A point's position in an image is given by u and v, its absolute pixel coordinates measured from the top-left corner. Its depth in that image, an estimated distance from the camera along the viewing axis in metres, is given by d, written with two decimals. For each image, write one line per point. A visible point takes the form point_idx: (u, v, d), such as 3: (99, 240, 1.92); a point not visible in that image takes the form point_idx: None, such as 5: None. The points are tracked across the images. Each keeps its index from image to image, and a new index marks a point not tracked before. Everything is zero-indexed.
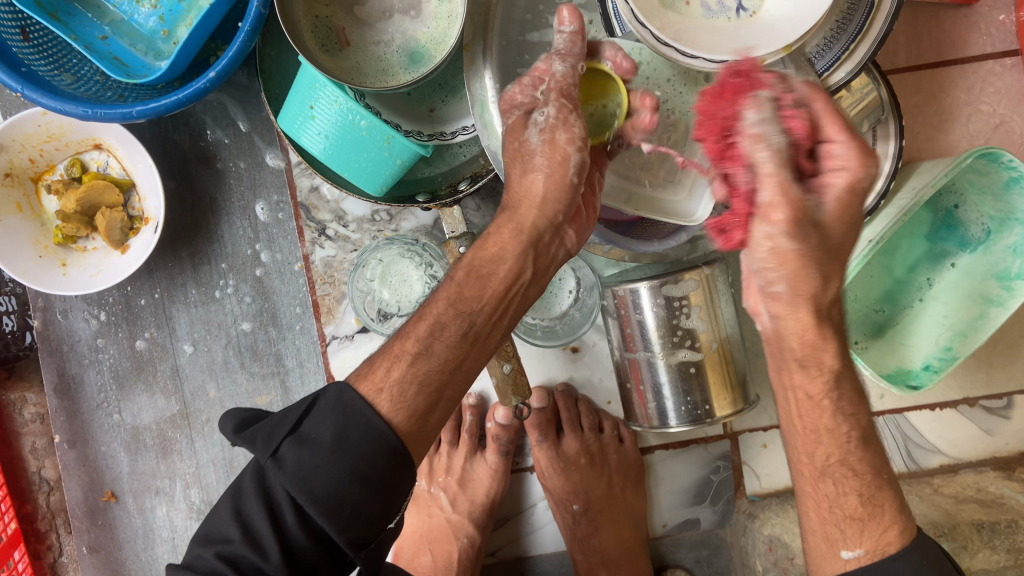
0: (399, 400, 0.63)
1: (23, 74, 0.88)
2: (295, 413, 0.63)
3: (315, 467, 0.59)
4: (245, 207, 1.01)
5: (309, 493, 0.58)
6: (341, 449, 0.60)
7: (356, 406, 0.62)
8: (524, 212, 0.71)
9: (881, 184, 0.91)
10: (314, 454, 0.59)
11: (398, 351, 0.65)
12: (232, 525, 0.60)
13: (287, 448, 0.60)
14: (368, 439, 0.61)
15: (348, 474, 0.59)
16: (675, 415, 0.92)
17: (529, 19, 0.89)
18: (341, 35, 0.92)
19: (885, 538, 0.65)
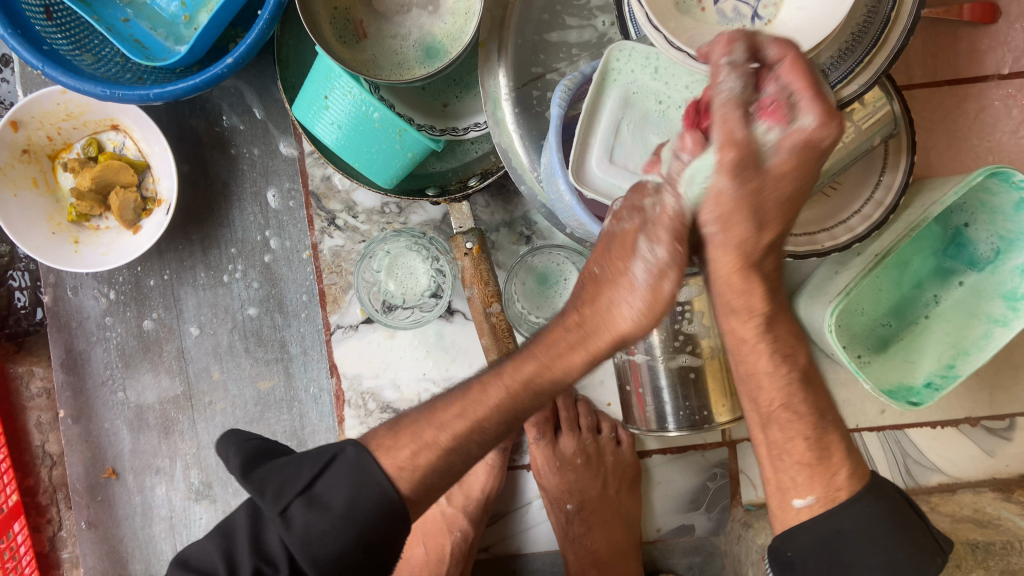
0: (419, 482, 0.66)
1: (44, 52, 0.89)
2: (309, 472, 0.66)
3: (322, 531, 0.63)
4: (257, 193, 1.02)
5: (312, 555, 0.63)
6: (351, 517, 0.64)
7: (374, 472, 0.65)
8: (602, 342, 0.66)
9: (890, 198, 0.92)
10: (323, 518, 0.63)
11: (430, 438, 0.67)
12: (220, 565, 0.65)
13: (297, 508, 0.64)
14: (377, 506, 0.65)
15: (351, 539, 0.63)
16: (673, 419, 0.93)
17: (545, 19, 0.90)
18: (359, 28, 0.93)
19: (835, 483, 0.74)
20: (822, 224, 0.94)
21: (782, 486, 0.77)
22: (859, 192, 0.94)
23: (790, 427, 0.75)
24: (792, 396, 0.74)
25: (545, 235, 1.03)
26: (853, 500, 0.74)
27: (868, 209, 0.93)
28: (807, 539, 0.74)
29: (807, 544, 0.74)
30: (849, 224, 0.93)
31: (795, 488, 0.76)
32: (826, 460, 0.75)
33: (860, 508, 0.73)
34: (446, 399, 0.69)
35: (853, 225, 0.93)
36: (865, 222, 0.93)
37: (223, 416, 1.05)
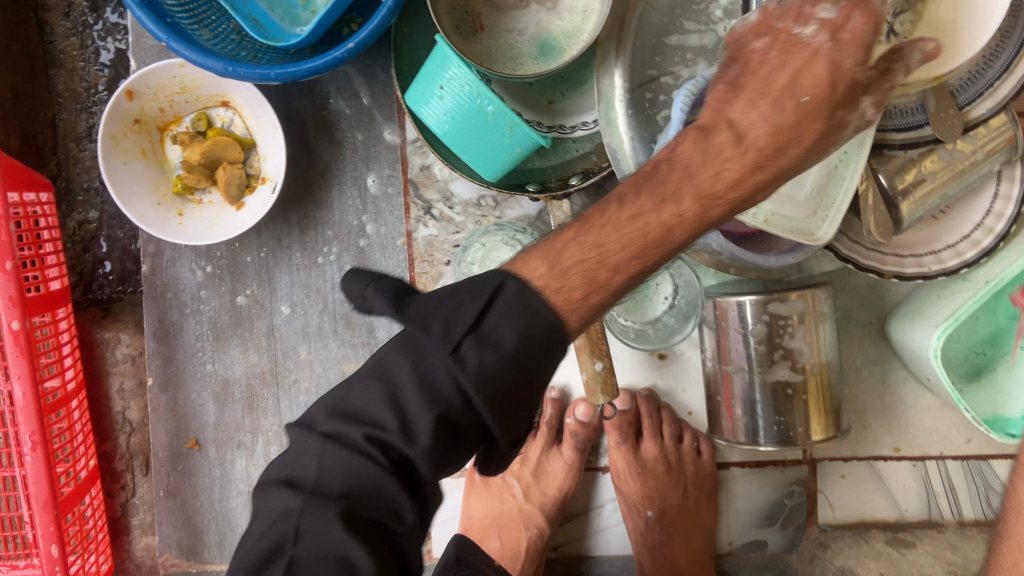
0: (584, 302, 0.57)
1: (168, 24, 0.90)
2: (474, 307, 0.57)
3: (496, 371, 0.55)
4: (357, 178, 1.03)
5: (484, 391, 0.55)
6: (522, 353, 0.56)
7: (541, 308, 0.56)
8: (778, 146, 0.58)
9: (1001, 225, 0.89)
10: (495, 358, 0.55)
11: (604, 281, 0.58)
12: (387, 411, 0.57)
13: (469, 347, 0.56)
14: (546, 337, 0.56)
15: (522, 378, 0.56)
16: (764, 434, 0.91)
17: (665, 22, 0.89)
18: (476, 20, 0.93)
19: None
20: (929, 246, 0.92)
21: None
22: (968, 217, 0.92)
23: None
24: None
25: None
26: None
27: (977, 234, 0.91)
28: None
29: None
30: (957, 248, 0.91)
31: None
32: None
33: None
34: (596, 227, 0.59)
35: (962, 250, 0.91)
36: (975, 247, 0.91)
37: (307, 395, 1.06)
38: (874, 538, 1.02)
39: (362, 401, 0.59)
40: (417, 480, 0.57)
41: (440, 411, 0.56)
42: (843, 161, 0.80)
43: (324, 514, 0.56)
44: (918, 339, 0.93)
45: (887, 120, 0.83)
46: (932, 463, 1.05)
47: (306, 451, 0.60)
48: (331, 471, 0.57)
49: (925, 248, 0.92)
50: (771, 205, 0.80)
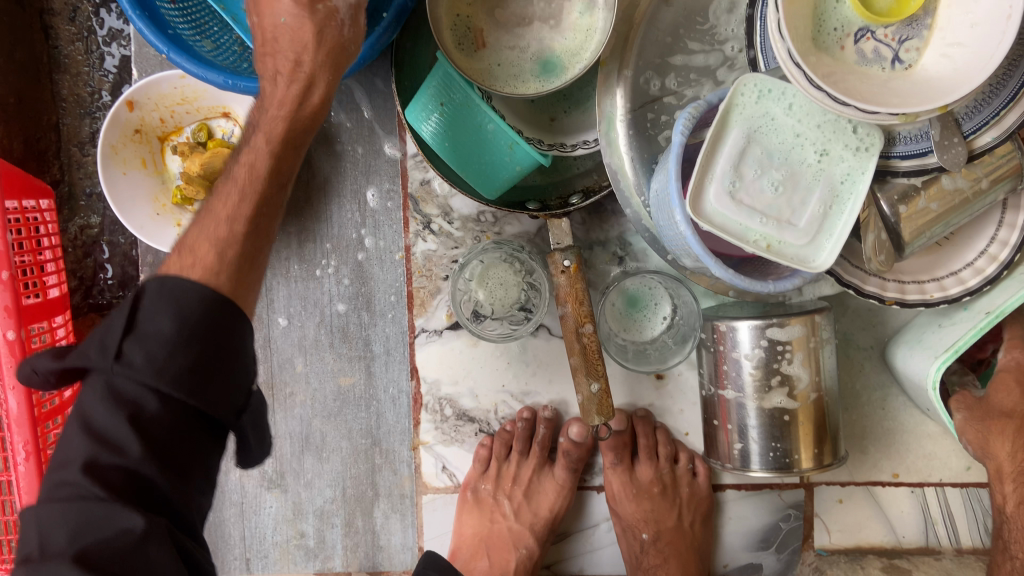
0: (219, 262, 0.64)
1: (169, 35, 0.90)
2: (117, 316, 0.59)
3: (165, 357, 0.57)
4: (357, 192, 1.02)
5: (166, 377, 0.57)
6: (186, 332, 0.58)
7: (187, 289, 0.60)
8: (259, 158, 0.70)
9: (1005, 253, 0.88)
10: (161, 346, 0.58)
11: (229, 239, 0.66)
12: (117, 438, 0.57)
13: (130, 347, 0.58)
14: (201, 306, 0.60)
15: (195, 360, 0.58)
16: (759, 460, 0.90)
17: (668, 42, 0.89)
18: (478, 36, 0.91)
19: None
20: (932, 273, 0.91)
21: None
22: (972, 244, 0.90)
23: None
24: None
25: (639, 258, 1.02)
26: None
27: (980, 261, 0.90)
28: None
29: None
30: (960, 276, 0.91)
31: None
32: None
33: None
34: (216, 199, 0.69)
35: (964, 277, 0.90)
36: (978, 275, 0.90)
37: (302, 408, 1.06)
38: (870, 564, 1.00)
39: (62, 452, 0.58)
40: (135, 530, 0.55)
41: (134, 415, 0.57)
42: (845, 190, 0.80)
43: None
44: (918, 368, 0.93)
45: (891, 146, 0.82)
46: (931, 490, 1.04)
47: (28, 528, 0.57)
48: (55, 526, 0.56)
49: (928, 274, 0.91)
50: (767, 231, 0.79)
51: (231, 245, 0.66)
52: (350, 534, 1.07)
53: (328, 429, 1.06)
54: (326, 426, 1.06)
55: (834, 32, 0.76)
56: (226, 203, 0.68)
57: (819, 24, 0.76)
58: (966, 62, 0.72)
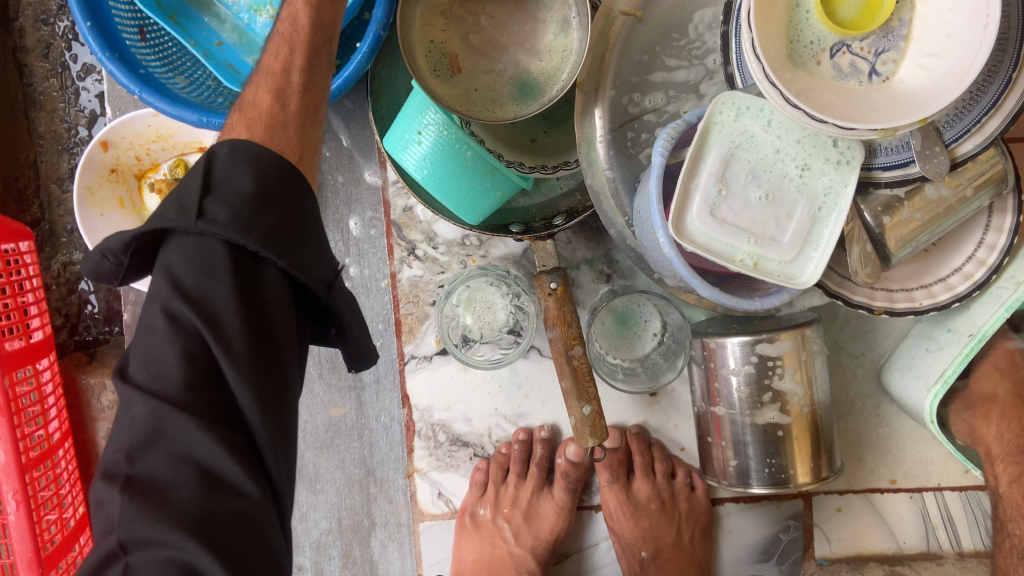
0: (277, 112, 0.67)
1: (141, 75, 0.89)
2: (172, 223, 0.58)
3: (250, 216, 0.58)
4: (339, 221, 1.01)
5: (252, 233, 0.57)
6: (266, 196, 0.59)
7: (259, 150, 0.61)
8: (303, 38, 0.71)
9: (994, 258, 0.88)
10: (244, 204, 0.58)
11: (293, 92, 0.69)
12: (194, 340, 0.56)
13: (214, 205, 0.58)
14: (276, 164, 0.61)
15: (277, 216, 0.59)
16: (756, 476, 0.89)
17: (644, 60, 0.88)
18: (453, 62, 0.90)
19: None
20: (920, 280, 0.91)
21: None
22: (960, 250, 0.90)
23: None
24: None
25: (627, 275, 1.02)
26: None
27: (968, 266, 0.89)
28: None
29: None
30: (948, 282, 0.90)
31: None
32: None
33: None
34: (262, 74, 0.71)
35: (953, 283, 0.90)
36: (967, 281, 0.89)
37: None
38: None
39: (147, 379, 0.56)
40: (251, 497, 0.56)
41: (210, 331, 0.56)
42: (828, 204, 0.79)
43: (150, 514, 0.53)
44: (914, 396, 0.93)
45: (872, 158, 0.81)
46: (929, 494, 1.04)
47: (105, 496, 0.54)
48: (149, 445, 0.55)
49: (916, 282, 0.91)
50: (754, 249, 0.79)
51: (290, 95, 0.69)
52: (348, 565, 1.06)
53: (321, 460, 1.06)
54: (318, 457, 1.06)
55: (811, 46, 0.75)
56: (269, 84, 0.70)
57: (795, 36, 0.75)
58: (942, 73, 0.72)
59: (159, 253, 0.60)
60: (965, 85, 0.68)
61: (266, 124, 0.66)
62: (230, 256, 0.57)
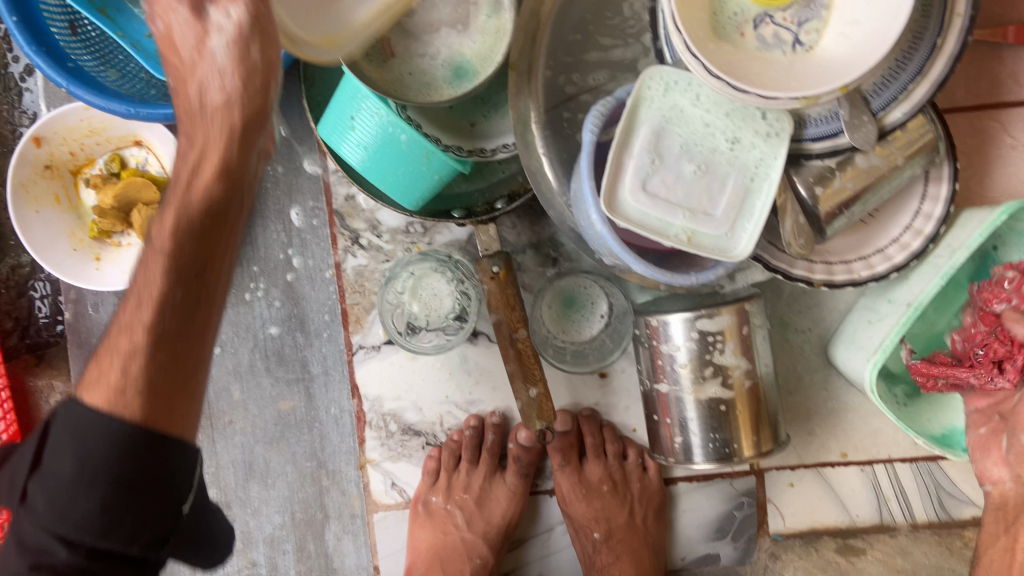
0: (141, 394, 0.58)
1: (69, 69, 0.87)
2: (32, 449, 0.59)
3: (67, 503, 0.56)
4: (281, 212, 1.00)
5: (62, 531, 0.56)
6: (83, 475, 0.56)
7: (84, 416, 0.57)
8: (208, 157, 0.60)
9: (930, 227, 0.89)
10: (57, 486, 0.56)
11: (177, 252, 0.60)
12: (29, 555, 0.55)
13: (35, 489, 0.57)
14: (105, 445, 0.56)
15: (107, 491, 0.56)
16: (701, 451, 0.90)
17: (578, 39, 0.89)
18: (386, 46, 0.90)
19: None
20: (859, 251, 0.91)
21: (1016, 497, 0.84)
22: (897, 219, 0.91)
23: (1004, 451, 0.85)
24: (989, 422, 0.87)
25: (572, 258, 1.01)
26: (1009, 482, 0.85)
27: (905, 237, 0.90)
28: None
29: None
30: (886, 253, 0.90)
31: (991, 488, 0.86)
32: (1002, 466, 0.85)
33: None
34: (157, 231, 0.61)
35: (891, 254, 0.90)
36: (904, 251, 0.90)
37: (243, 435, 1.05)
38: (824, 545, 1.05)
39: None
40: None
41: (37, 561, 0.55)
42: (760, 175, 0.79)
43: None
44: (857, 368, 0.94)
45: (802, 129, 0.82)
46: (881, 467, 1.04)
47: None
48: None
49: (854, 253, 0.91)
50: (688, 224, 0.78)
51: (182, 254, 0.60)
52: (302, 559, 1.06)
53: (271, 454, 1.05)
54: (269, 452, 1.05)
55: (734, 18, 0.76)
56: (183, 221, 0.60)
57: (718, 10, 0.77)
58: (863, 41, 0.72)
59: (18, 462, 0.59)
60: (884, 52, 0.68)
61: (112, 388, 0.58)
62: (86, 464, 0.56)
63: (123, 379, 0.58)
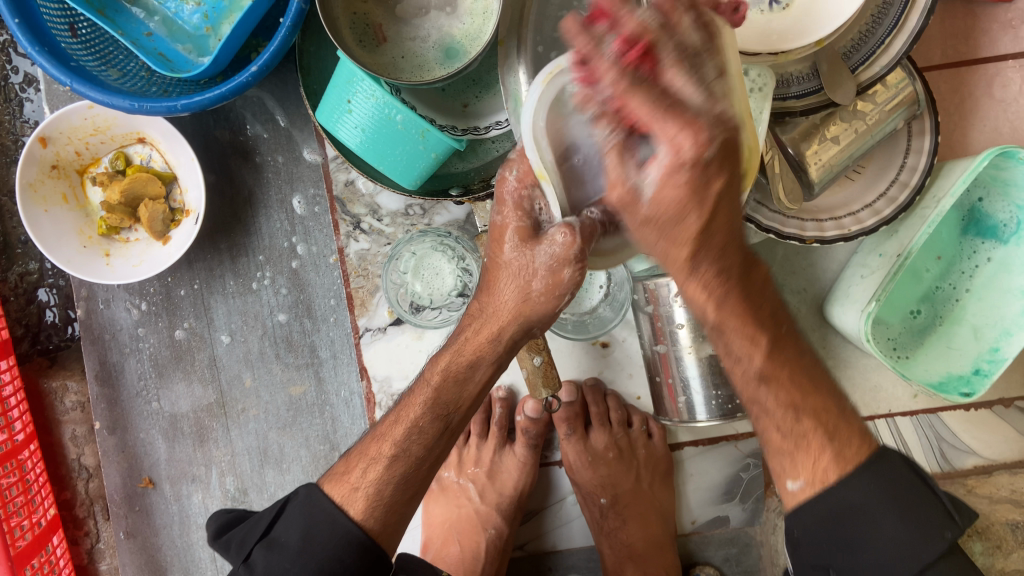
0: (374, 499, 0.73)
1: (72, 68, 0.90)
2: (268, 517, 0.75)
3: (282, 568, 0.70)
4: (283, 200, 1.03)
5: None
6: (306, 550, 0.70)
7: (324, 506, 0.73)
8: (501, 324, 0.72)
9: (915, 179, 0.90)
10: (280, 555, 0.71)
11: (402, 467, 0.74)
12: None
13: (258, 554, 0.72)
14: (335, 538, 0.71)
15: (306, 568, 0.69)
16: (705, 409, 0.93)
17: (563, 16, 0.89)
18: (378, 32, 0.93)
19: (819, 465, 0.65)
20: (848, 208, 0.93)
21: (773, 469, 0.69)
22: (883, 174, 0.93)
23: (776, 408, 0.67)
24: (759, 389, 0.67)
25: None
26: (862, 466, 0.64)
27: (892, 190, 0.92)
28: (830, 516, 0.64)
29: (829, 524, 0.65)
30: (874, 207, 0.92)
31: (784, 471, 0.68)
32: (803, 446, 0.66)
33: (858, 484, 0.64)
34: (383, 427, 0.77)
35: (879, 209, 0.92)
36: (892, 205, 0.91)
37: (257, 422, 1.07)
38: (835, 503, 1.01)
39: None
40: None
41: None
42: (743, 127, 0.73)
43: None
44: (851, 323, 0.95)
45: (784, 88, 0.83)
46: (882, 422, 1.06)
47: None
48: None
49: (844, 210, 0.94)
50: None
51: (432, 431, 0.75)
52: None
53: (284, 439, 1.07)
54: (282, 438, 1.07)
55: None
56: (458, 360, 0.74)
57: None
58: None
59: (283, 517, 0.74)
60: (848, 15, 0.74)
61: (365, 499, 0.73)
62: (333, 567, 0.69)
63: (359, 481, 0.74)
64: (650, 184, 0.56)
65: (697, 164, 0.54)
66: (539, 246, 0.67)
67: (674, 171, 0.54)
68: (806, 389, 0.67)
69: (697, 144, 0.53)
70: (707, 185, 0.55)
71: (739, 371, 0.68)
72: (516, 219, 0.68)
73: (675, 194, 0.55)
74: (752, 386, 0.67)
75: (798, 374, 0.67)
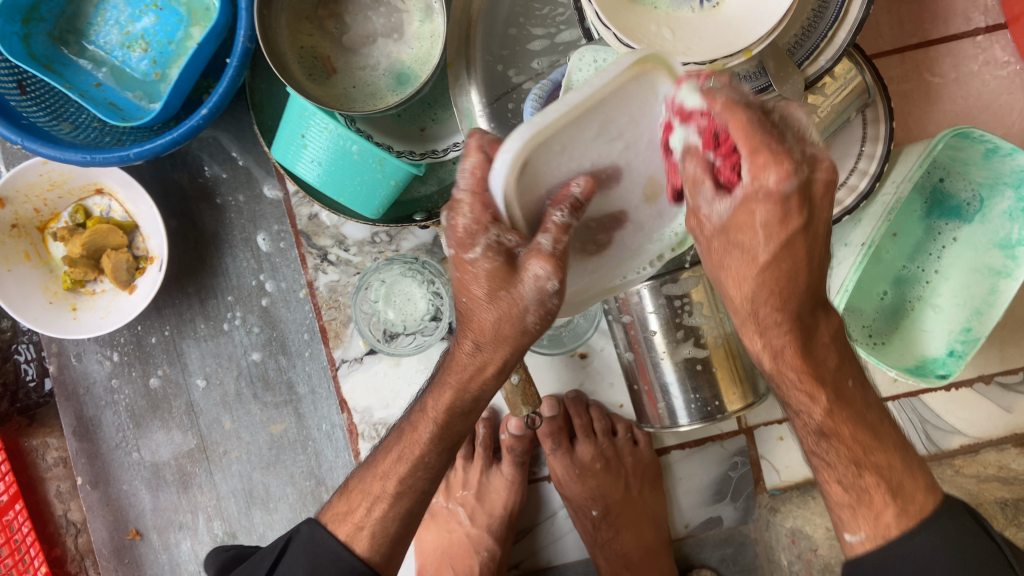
0: (375, 539, 0.72)
1: (22, 126, 0.90)
2: (271, 556, 0.74)
3: None
4: (248, 239, 1.02)
5: None
6: None
7: (327, 543, 0.73)
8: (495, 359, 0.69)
9: (874, 166, 0.91)
10: None
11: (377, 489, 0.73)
12: None
13: None
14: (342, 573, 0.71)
15: None
16: (685, 413, 0.93)
17: (512, 33, 0.90)
18: (327, 64, 0.93)
19: (881, 521, 0.67)
20: None
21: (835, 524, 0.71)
22: (842, 165, 0.93)
23: (839, 462, 0.69)
24: (818, 441, 0.70)
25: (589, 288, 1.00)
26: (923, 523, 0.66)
27: (853, 179, 0.92)
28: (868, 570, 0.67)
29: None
30: (837, 198, 0.92)
31: (843, 523, 0.70)
32: (866, 501, 0.68)
33: (920, 542, 0.65)
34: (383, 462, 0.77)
35: (841, 199, 0.92)
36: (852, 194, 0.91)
37: (239, 463, 1.06)
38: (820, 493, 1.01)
39: None
40: None
41: None
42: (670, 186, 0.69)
43: None
44: None
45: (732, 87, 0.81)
46: None
47: None
48: None
49: None
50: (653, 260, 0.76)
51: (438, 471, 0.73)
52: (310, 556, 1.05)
53: (269, 478, 1.06)
54: (266, 477, 1.06)
55: None
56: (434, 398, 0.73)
57: None
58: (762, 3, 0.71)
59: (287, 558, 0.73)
60: (782, 11, 0.68)
61: (373, 523, 0.72)
62: None
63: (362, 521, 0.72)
64: (722, 212, 0.61)
65: (777, 195, 0.57)
66: (520, 283, 0.63)
67: (753, 199, 0.58)
68: (870, 446, 0.69)
69: (779, 177, 0.56)
70: (787, 220, 0.59)
71: (800, 423, 0.71)
72: (489, 263, 0.62)
73: (752, 220, 0.60)
74: (814, 439, 0.71)
75: (859, 433, 0.69)
